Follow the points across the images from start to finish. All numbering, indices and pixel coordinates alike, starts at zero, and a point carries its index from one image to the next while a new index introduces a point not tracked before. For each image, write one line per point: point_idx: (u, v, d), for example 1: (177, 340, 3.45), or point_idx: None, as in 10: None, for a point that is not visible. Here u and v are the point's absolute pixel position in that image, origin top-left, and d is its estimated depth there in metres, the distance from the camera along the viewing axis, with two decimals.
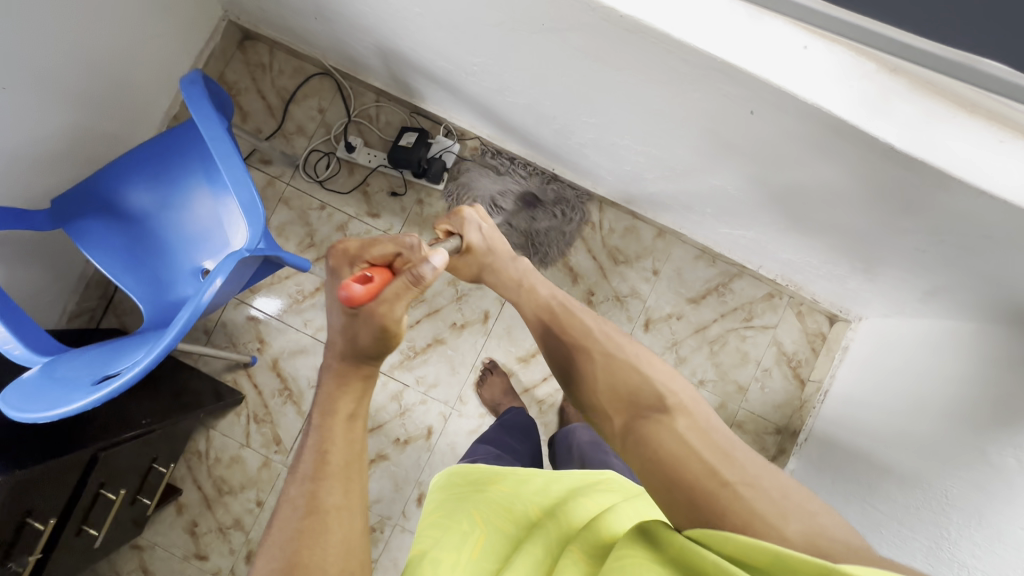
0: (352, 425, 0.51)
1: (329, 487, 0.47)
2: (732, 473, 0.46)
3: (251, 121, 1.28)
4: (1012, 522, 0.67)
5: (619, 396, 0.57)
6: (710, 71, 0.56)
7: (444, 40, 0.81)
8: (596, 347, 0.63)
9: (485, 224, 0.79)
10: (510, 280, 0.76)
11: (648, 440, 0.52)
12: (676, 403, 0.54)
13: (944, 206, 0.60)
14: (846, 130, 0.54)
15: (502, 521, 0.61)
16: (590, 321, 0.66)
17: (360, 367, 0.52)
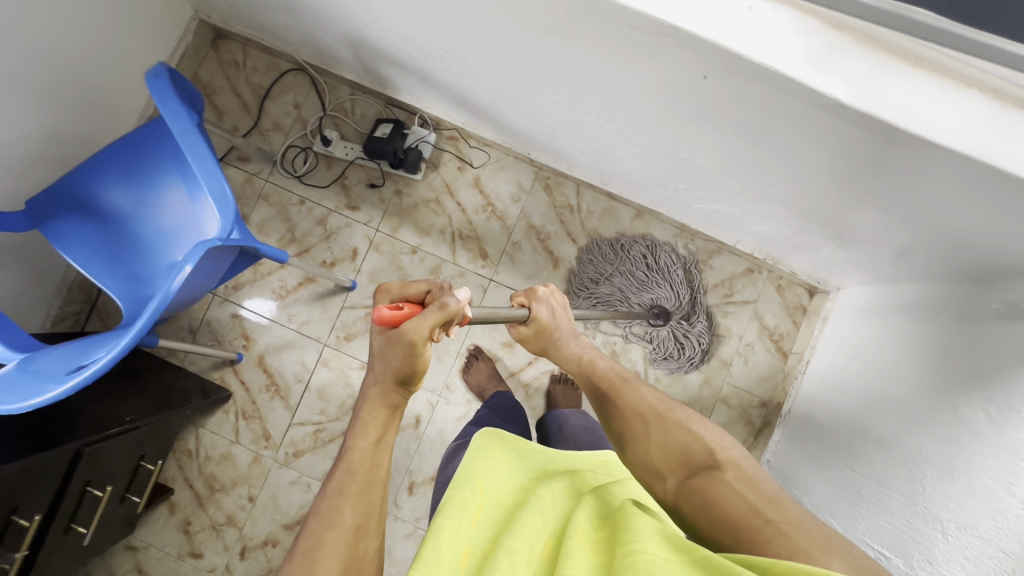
0: (379, 448, 0.54)
1: (352, 505, 0.49)
2: (774, 512, 0.49)
3: (228, 120, 1.29)
4: (983, 474, 0.68)
5: (672, 455, 0.59)
6: (659, 36, 0.56)
7: (408, 24, 0.82)
8: (649, 411, 0.64)
9: (557, 304, 0.77)
10: (572, 357, 0.75)
11: (701, 493, 0.54)
12: (728, 459, 0.56)
13: (899, 161, 0.61)
14: (793, 88, 0.55)
15: (499, 494, 0.63)
16: (644, 389, 0.67)
17: (389, 396, 0.57)
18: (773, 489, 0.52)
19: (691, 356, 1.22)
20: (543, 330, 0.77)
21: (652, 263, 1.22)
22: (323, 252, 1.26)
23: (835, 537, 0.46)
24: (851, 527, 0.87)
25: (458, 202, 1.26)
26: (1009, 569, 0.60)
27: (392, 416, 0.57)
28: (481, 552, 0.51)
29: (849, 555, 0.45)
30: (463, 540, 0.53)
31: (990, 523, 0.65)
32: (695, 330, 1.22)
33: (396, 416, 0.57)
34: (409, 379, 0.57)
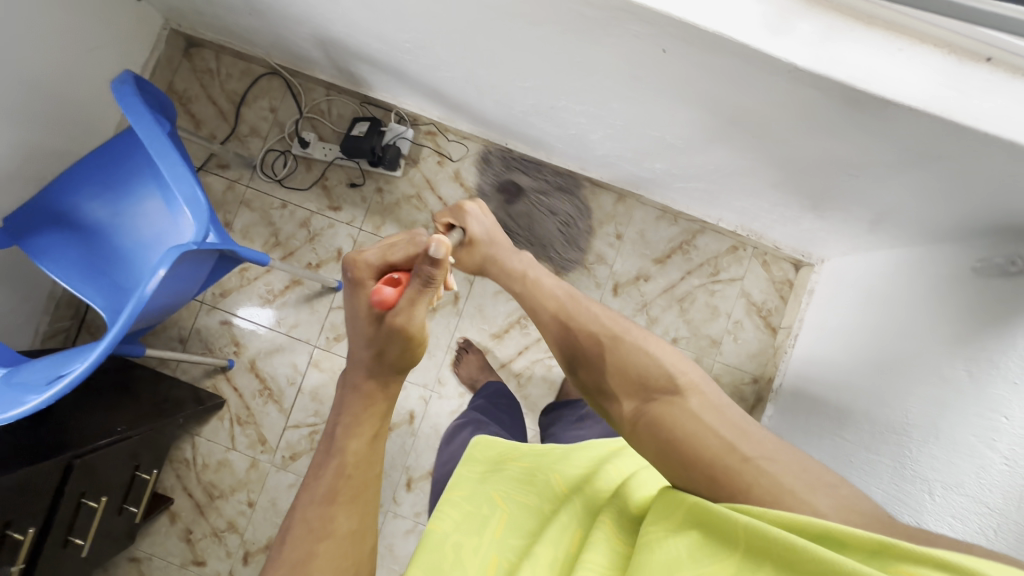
0: (374, 445, 0.55)
1: (345, 512, 0.51)
2: (749, 448, 0.49)
3: (205, 128, 1.29)
4: (964, 433, 0.69)
5: (629, 379, 0.57)
6: (612, 11, 0.56)
7: (373, 19, 0.82)
8: (603, 332, 0.61)
9: (485, 217, 0.78)
10: (513, 271, 0.72)
11: (662, 421, 0.53)
12: (687, 381, 0.55)
13: (862, 126, 0.61)
14: (749, 56, 0.55)
15: (522, 496, 0.65)
16: (595, 307, 0.64)
17: (387, 385, 0.58)
18: (740, 419, 0.52)
19: (557, 247, 1.25)
20: (479, 247, 0.76)
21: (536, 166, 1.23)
22: (308, 254, 1.26)
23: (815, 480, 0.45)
24: None
25: (439, 195, 1.26)
26: (992, 523, 0.61)
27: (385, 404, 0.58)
28: (507, 562, 0.57)
29: (829, 493, 0.45)
30: (488, 554, 0.58)
31: (975, 481, 0.65)
32: (554, 222, 1.24)
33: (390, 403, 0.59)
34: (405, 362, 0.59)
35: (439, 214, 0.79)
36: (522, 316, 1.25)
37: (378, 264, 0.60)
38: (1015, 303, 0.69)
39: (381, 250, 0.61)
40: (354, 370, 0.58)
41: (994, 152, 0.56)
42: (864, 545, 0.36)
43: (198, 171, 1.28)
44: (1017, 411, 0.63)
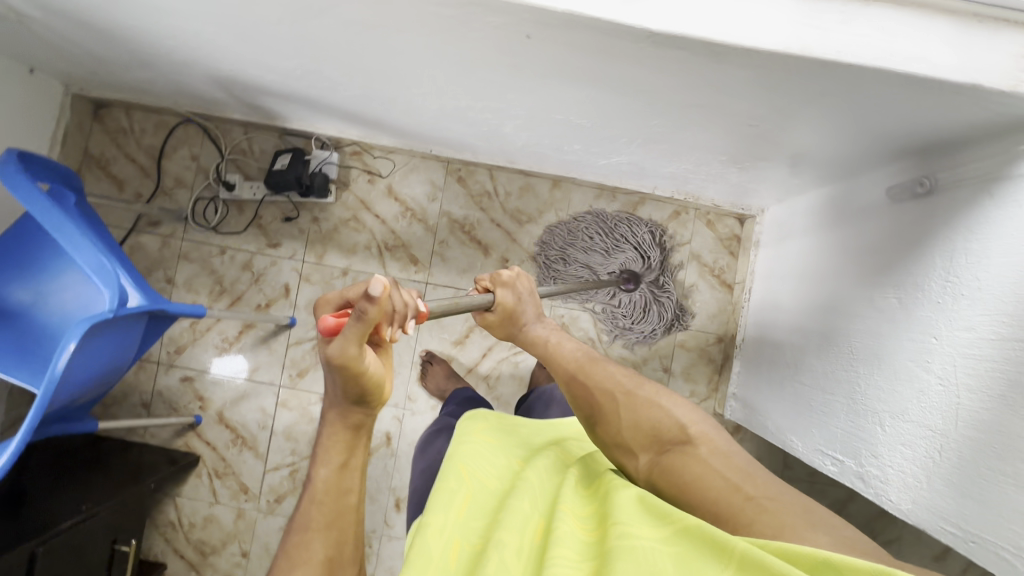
0: (344, 473, 0.50)
1: (321, 539, 0.46)
2: (753, 488, 0.50)
3: (129, 188, 1.27)
4: (905, 361, 0.68)
5: (643, 432, 0.58)
6: (466, 6, 0.55)
7: (254, 51, 0.80)
8: (618, 388, 0.62)
9: (524, 287, 0.72)
10: (536, 339, 0.71)
11: (675, 469, 0.55)
12: (700, 433, 0.57)
13: (740, 78, 0.61)
14: (608, 29, 0.54)
15: (486, 478, 0.62)
16: (611, 366, 0.65)
17: (349, 417, 0.50)
18: (749, 464, 0.53)
19: (667, 324, 1.22)
20: (508, 317, 0.71)
21: (614, 236, 1.20)
22: (256, 296, 1.25)
23: (813, 518, 0.45)
24: (807, 440, 0.87)
25: (376, 214, 1.25)
26: (936, 446, 0.61)
27: (359, 433, 0.51)
28: (471, 545, 0.51)
29: (830, 529, 0.44)
30: (451, 534, 0.52)
31: (917, 405, 0.65)
32: (661, 302, 1.21)
33: (364, 433, 0.51)
34: (366, 399, 0.49)
35: (479, 276, 0.72)
36: None
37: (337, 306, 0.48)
38: (929, 222, 0.69)
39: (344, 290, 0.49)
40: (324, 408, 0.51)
41: (868, 83, 0.56)
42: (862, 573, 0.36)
43: (130, 233, 1.26)
44: (944, 329, 0.63)
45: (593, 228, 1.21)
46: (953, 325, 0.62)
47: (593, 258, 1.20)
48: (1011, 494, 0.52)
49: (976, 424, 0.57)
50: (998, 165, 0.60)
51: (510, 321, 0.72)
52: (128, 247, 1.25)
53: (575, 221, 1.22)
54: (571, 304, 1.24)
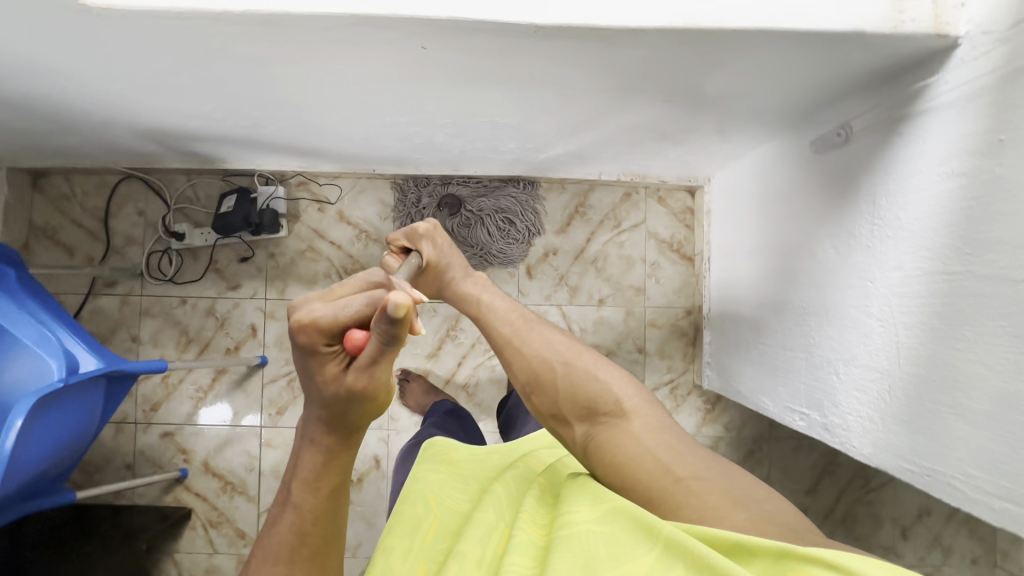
0: (334, 498, 0.52)
1: (303, 571, 0.50)
2: (683, 468, 0.51)
3: (80, 253, 1.26)
4: (851, 308, 0.69)
5: (579, 404, 0.57)
6: (355, 27, 0.55)
7: (170, 99, 0.80)
8: (556, 358, 0.60)
9: (442, 240, 0.77)
10: (467, 294, 0.72)
11: (608, 446, 0.55)
12: (635, 407, 0.56)
13: (638, 59, 0.61)
14: (496, 29, 0.54)
15: (455, 502, 0.62)
16: (550, 332, 0.63)
17: (347, 443, 0.51)
18: (679, 440, 0.54)
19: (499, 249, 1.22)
20: (438, 269, 0.75)
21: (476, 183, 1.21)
22: (224, 341, 1.24)
23: (737, 495, 0.47)
24: (776, 398, 0.88)
25: (331, 241, 1.25)
26: (887, 387, 0.62)
27: (347, 457, 0.53)
28: (434, 566, 0.53)
29: (753, 506, 0.46)
30: (416, 561, 0.55)
31: (864, 349, 0.66)
32: (496, 225, 1.21)
33: (350, 456, 0.53)
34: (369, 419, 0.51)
35: (397, 235, 0.81)
36: (449, 328, 1.25)
37: (332, 325, 0.44)
38: (851, 169, 0.69)
39: (333, 308, 0.45)
40: (310, 428, 0.51)
41: (761, 46, 0.57)
42: (769, 552, 0.38)
43: (87, 297, 1.24)
44: (877, 273, 0.64)
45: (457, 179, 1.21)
46: (884, 267, 0.63)
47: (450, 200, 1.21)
48: (956, 425, 0.53)
49: (915, 360, 0.58)
50: (901, 105, 0.61)
51: (437, 273, 0.75)
52: (87, 312, 1.24)
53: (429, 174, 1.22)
54: (537, 300, 1.25)
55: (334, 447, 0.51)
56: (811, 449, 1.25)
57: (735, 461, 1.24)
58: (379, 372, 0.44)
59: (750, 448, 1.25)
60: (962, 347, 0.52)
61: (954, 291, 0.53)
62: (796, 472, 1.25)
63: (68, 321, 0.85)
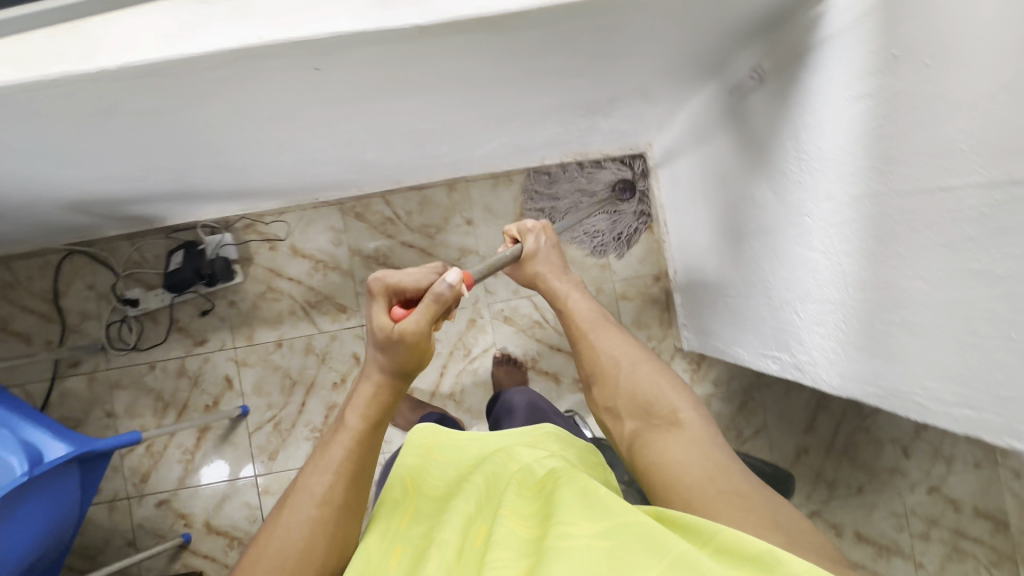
0: (377, 430, 0.61)
1: (346, 484, 0.58)
2: (726, 482, 0.53)
3: (36, 338, 1.22)
4: (796, 248, 0.69)
5: (636, 403, 0.65)
6: (239, 61, 0.53)
7: (84, 168, 0.78)
8: (624, 359, 0.68)
9: (547, 240, 0.81)
10: (556, 290, 0.77)
11: (656, 447, 0.60)
12: (688, 418, 0.61)
13: (533, 40, 0.61)
14: (381, 38, 0.53)
15: (432, 488, 0.63)
16: (622, 339, 0.71)
17: (393, 383, 0.61)
18: (728, 459, 0.57)
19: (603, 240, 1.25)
20: (530, 263, 0.80)
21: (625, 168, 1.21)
22: (202, 398, 1.22)
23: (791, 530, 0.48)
24: (748, 346, 0.88)
25: (289, 278, 1.24)
26: (842, 315, 0.62)
27: (395, 399, 0.62)
28: (409, 551, 0.54)
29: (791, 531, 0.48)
30: (392, 543, 0.56)
31: (814, 282, 0.66)
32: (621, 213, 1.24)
33: (397, 400, 0.63)
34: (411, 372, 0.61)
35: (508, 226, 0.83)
36: None
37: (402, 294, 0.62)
38: (770, 109, 0.69)
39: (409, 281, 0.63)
40: (370, 365, 0.62)
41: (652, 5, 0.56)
42: (798, 565, 0.38)
43: (54, 381, 1.21)
44: (812, 206, 0.64)
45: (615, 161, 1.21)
46: (817, 199, 0.63)
47: (588, 181, 1.21)
48: (906, 340, 0.53)
49: (859, 284, 0.58)
50: (799, 40, 0.61)
51: (530, 267, 0.79)
52: (57, 396, 1.21)
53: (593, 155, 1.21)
54: (506, 296, 1.25)
55: (387, 383, 0.61)
56: (801, 389, 1.26)
57: (729, 414, 1.25)
58: (418, 311, 0.56)
59: (742, 399, 1.25)
60: (898, 264, 0.52)
61: (883, 210, 0.53)
62: (791, 414, 1.25)
63: (26, 411, 0.83)
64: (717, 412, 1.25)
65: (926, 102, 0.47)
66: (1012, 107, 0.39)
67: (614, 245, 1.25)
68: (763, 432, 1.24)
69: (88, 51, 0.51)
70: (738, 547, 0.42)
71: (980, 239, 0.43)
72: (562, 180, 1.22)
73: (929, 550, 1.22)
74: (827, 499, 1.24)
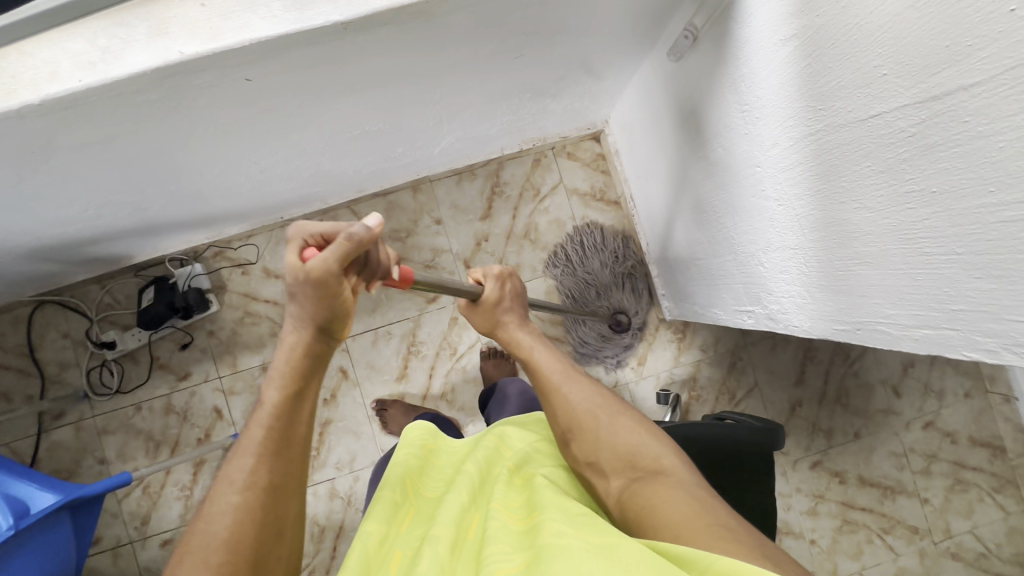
0: (299, 400, 0.55)
1: (270, 465, 0.52)
2: (715, 516, 0.47)
3: (16, 395, 1.20)
4: (755, 201, 0.69)
5: (619, 458, 0.59)
6: (166, 80, 0.53)
7: (34, 212, 0.76)
8: (599, 409, 0.63)
9: (510, 288, 0.77)
10: (517, 339, 0.74)
11: (643, 498, 0.53)
12: (672, 465, 0.56)
13: (463, 24, 0.60)
14: (306, 39, 0.53)
15: (431, 491, 0.62)
16: (591, 388, 0.66)
17: (312, 342, 0.55)
18: (714, 500, 0.50)
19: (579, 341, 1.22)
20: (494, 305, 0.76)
21: (632, 290, 1.23)
22: (193, 432, 1.21)
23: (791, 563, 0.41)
24: (724, 306, 0.89)
25: (265, 300, 1.23)
26: (804, 261, 0.62)
27: (315, 363, 0.57)
28: (409, 550, 0.52)
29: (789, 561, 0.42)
30: (392, 546, 0.53)
31: (774, 232, 0.66)
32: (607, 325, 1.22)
33: (318, 364, 0.57)
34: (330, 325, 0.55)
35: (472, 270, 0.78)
36: (410, 345, 1.23)
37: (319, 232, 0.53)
38: (707, 65, 0.70)
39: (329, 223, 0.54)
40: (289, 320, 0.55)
41: None
42: None
43: (40, 435, 1.19)
44: (761, 156, 0.65)
45: (630, 279, 1.23)
46: (764, 149, 0.63)
47: (602, 275, 1.22)
48: (865, 273, 0.53)
49: (816, 225, 0.58)
50: None
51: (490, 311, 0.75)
52: (46, 450, 1.19)
53: (615, 255, 1.22)
54: None
55: (302, 341, 0.55)
56: (787, 343, 1.27)
57: (720, 377, 1.26)
58: (329, 248, 0.49)
59: (731, 360, 1.26)
60: (845, 198, 0.53)
61: (824, 146, 0.54)
62: (780, 369, 1.26)
63: (7, 466, 0.82)
64: (708, 376, 1.26)
65: (845, 33, 0.48)
66: (924, 23, 0.40)
67: (588, 352, 1.23)
68: (754, 390, 1.25)
69: (9, 87, 0.50)
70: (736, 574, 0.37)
71: (913, 159, 0.44)
72: (592, 257, 1.22)
73: (932, 485, 1.24)
74: (826, 448, 1.25)
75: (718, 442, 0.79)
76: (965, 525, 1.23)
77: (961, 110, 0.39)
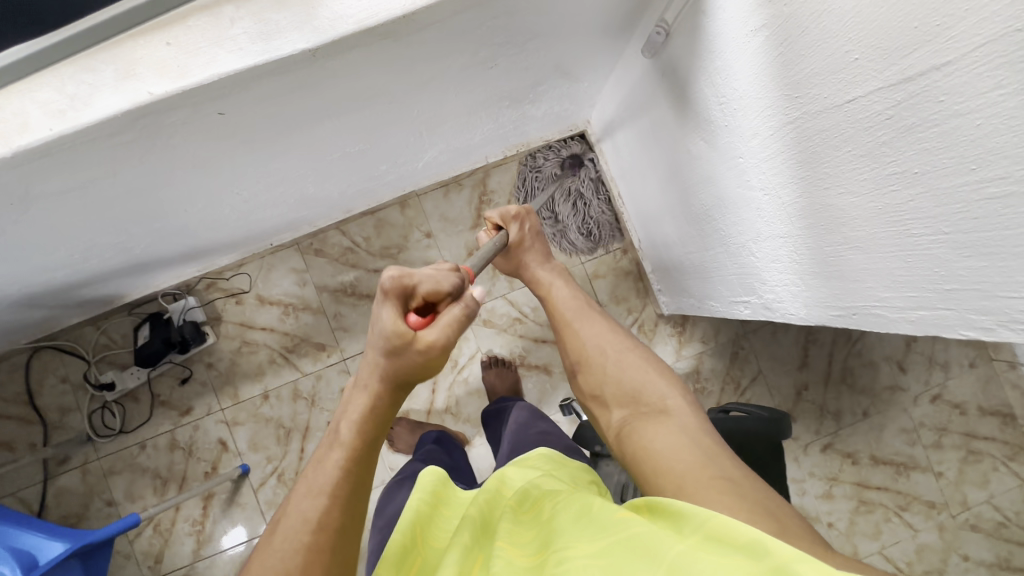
0: (375, 447, 0.53)
1: (343, 507, 0.49)
2: (718, 468, 0.48)
3: (19, 443, 1.19)
4: (734, 189, 0.70)
5: (624, 391, 0.63)
6: (139, 121, 0.53)
7: (19, 261, 0.76)
8: (611, 348, 0.68)
9: (530, 225, 0.82)
10: (540, 278, 0.81)
11: (641, 432, 0.57)
12: (676, 405, 0.59)
13: (433, 40, 0.60)
14: (275, 69, 0.53)
15: (439, 539, 0.58)
16: (604, 328, 0.71)
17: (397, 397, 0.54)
18: (716, 444, 0.52)
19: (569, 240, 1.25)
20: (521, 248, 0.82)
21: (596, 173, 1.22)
22: (199, 466, 1.20)
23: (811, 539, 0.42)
24: (720, 297, 0.87)
25: (261, 328, 1.22)
26: (794, 248, 0.62)
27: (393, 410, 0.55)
28: None
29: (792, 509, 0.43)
30: None
31: (762, 221, 0.66)
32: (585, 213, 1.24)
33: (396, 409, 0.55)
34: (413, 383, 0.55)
35: (490, 212, 0.83)
36: None
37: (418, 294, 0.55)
38: (682, 60, 0.70)
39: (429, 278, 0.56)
40: (371, 372, 0.53)
41: None
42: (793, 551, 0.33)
43: (46, 482, 1.19)
44: (743, 147, 0.64)
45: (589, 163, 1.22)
46: (744, 139, 0.63)
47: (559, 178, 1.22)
48: (854, 256, 0.53)
49: (801, 212, 0.58)
50: None
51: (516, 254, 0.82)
52: (53, 496, 1.18)
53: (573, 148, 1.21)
54: (481, 299, 1.24)
55: (386, 392, 0.53)
56: (787, 329, 1.26)
57: (723, 367, 1.25)
58: (450, 325, 0.53)
59: (733, 350, 1.26)
60: (828, 184, 0.53)
61: (803, 133, 0.54)
62: (783, 355, 1.25)
63: (13, 517, 0.81)
64: (711, 368, 1.25)
65: (814, 20, 0.48)
66: (891, 6, 0.40)
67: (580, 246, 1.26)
68: (758, 378, 1.24)
69: None
70: (731, 537, 0.36)
71: (892, 141, 0.44)
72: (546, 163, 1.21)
73: (944, 459, 1.23)
74: (836, 429, 1.24)
75: (723, 436, 0.78)
76: (981, 496, 1.22)
77: (936, 90, 0.38)
